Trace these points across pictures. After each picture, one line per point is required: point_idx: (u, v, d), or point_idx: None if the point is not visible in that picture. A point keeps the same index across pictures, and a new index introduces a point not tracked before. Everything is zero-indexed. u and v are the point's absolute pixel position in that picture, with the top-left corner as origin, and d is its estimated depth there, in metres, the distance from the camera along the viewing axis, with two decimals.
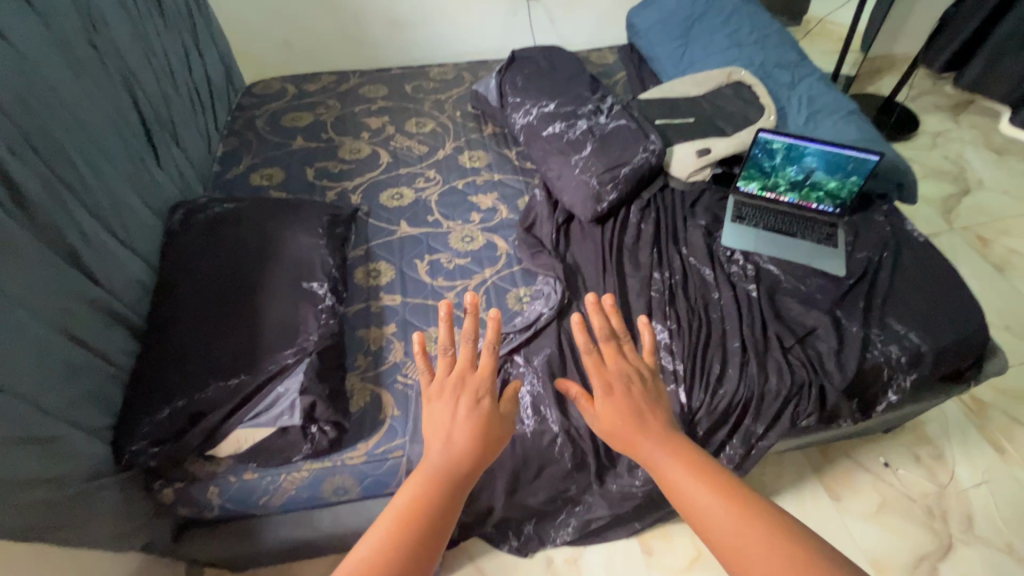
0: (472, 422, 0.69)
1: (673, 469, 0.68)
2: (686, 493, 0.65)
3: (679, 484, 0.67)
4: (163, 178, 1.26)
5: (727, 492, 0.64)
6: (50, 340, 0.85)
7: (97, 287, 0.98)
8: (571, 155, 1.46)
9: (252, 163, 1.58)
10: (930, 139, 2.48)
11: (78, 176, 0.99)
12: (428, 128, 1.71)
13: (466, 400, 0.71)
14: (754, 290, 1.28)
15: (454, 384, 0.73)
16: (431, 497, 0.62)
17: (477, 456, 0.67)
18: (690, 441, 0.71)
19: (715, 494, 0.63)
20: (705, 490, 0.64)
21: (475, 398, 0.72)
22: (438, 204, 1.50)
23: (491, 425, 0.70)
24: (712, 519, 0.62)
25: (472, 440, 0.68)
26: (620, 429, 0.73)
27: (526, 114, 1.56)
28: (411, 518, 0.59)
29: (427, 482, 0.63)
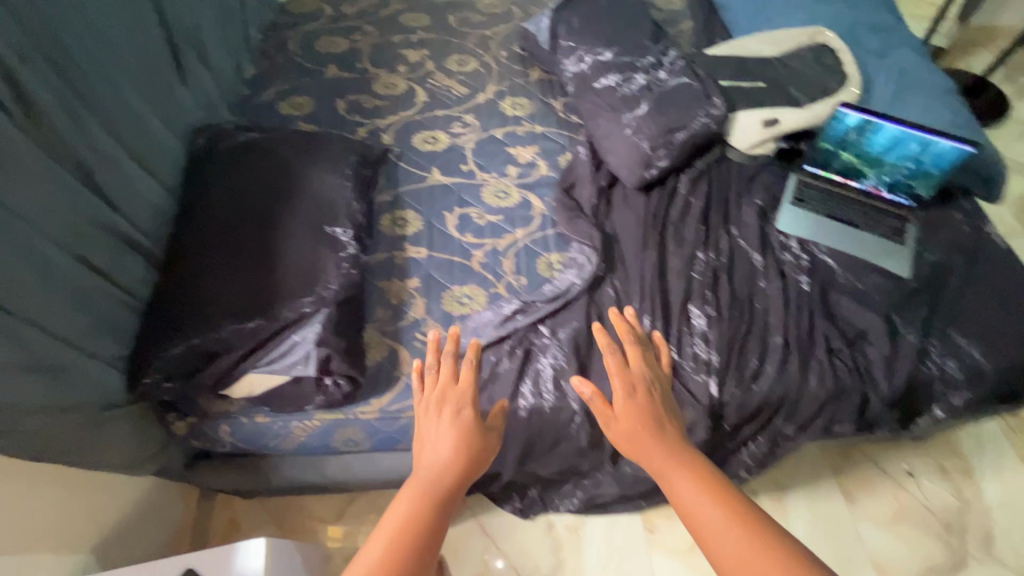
0: (457, 434, 0.79)
1: (673, 469, 0.74)
2: (680, 495, 0.71)
3: (676, 489, 0.72)
4: (187, 98, 1.19)
5: (716, 494, 0.69)
6: (63, 264, 0.81)
7: (114, 212, 0.93)
8: (623, 113, 1.32)
9: (282, 89, 1.48)
10: (1018, 129, 2.23)
11: (96, 89, 0.92)
12: (470, 68, 1.57)
13: (449, 412, 0.81)
14: (806, 282, 1.18)
15: (437, 400, 0.83)
16: (428, 505, 0.70)
17: (462, 470, 0.75)
18: (695, 451, 0.76)
19: (704, 496, 0.69)
20: (694, 490, 0.70)
21: (456, 412, 0.81)
22: (473, 154, 1.40)
23: (477, 440, 0.79)
24: (704, 518, 0.67)
25: (461, 452, 0.77)
26: (634, 429, 0.79)
27: (579, 62, 1.42)
28: (413, 525, 0.68)
29: (423, 489, 0.72)
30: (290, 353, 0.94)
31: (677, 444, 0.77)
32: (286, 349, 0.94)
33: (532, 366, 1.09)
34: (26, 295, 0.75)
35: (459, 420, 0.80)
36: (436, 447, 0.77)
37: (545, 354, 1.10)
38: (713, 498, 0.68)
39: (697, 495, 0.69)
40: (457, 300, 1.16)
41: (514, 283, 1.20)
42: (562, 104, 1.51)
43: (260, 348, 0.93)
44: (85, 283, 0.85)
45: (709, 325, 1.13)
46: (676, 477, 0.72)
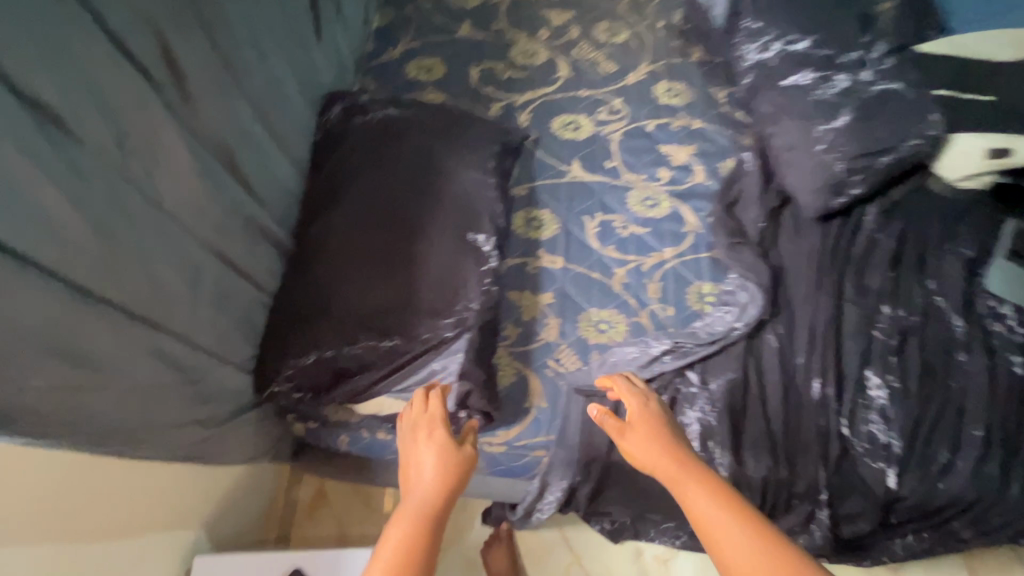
0: (439, 449, 0.71)
1: (686, 491, 0.67)
2: (694, 514, 0.64)
3: (687, 507, 0.66)
4: (321, 59, 1.05)
5: (733, 512, 0.62)
6: (206, 264, 0.73)
7: (253, 198, 0.84)
8: (816, 123, 1.09)
9: (409, 47, 1.32)
10: None
11: (240, 55, 0.80)
12: (621, 39, 1.35)
13: (425, 435, 0.73)
14: (1019, 365, 0.97)
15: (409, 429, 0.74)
16: (423, 530, 0.63)
17: (447, 491, 0.67)
18: (709, 469, 0.69)
19: (721, 512, 0.63)
20: (714, 504, 0.63)
21: (432, 430, 0.73)
22: (619, 148, 1.21)
23: (460, 453, 0.71)
24: (726, 539, 0.60)
25: (450, 470, 0.69)
26: (652, 459, 0.72)
27: (763, 50, 1.18)
28: (409, 551, 0.61)
29: (409, 519, 0.64)
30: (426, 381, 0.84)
31: (684, 458, 0.71)
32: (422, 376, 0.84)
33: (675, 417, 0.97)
34: (174, 306, 0.67)
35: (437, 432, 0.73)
36: (421, 464, 0.70)
37: (693, 404, 0.97)
38: (729, 509, 0.63)
39: (711, 509, 0.63)
40: (595, 326, 1.03)
41: (659, 314, 1.05)
42: (726, 96, 1.28)
43: (395, 371, 0.84)
44: (224, 283, 0.77)
45: (892, 401, 0.96)
46: (688, 493, 0.66)
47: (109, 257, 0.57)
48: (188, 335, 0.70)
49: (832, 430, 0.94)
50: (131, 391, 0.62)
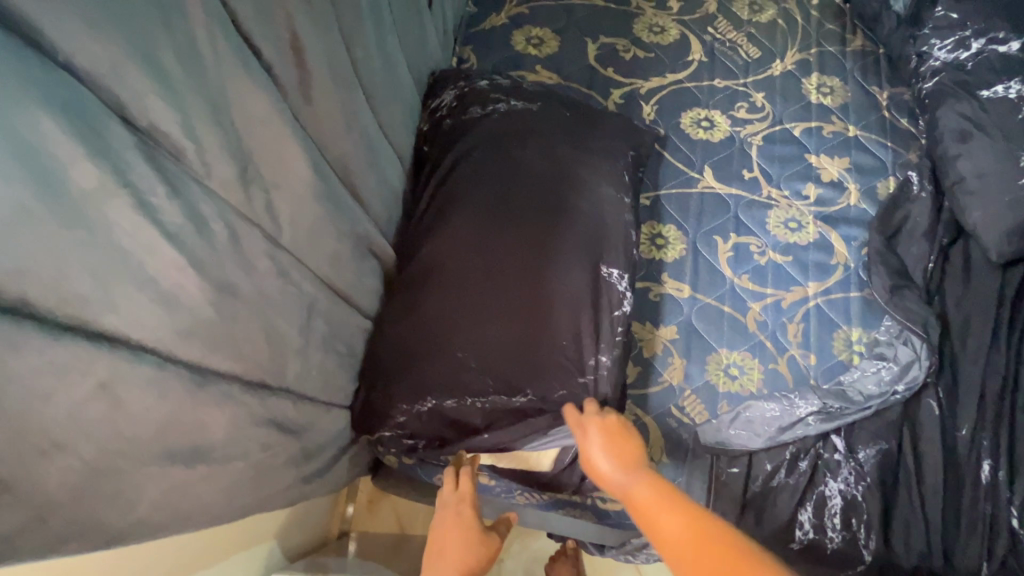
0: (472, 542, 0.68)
1: (638, 499, 0.54)
2: (646, 522, 0.52)
3: (636, 516, 0.54)
4: (430, 29, 0.89)
5: (678, 508, 0.51)
6: (319, 301, 0.61)
7: (363, 211, 0.71)
8: (1020, 148, 0.89)
9: (516, 12, 1.13)
10: None
11: (361, 36, 0.65)
12: (766, 17, 1.14)
13: (448, 522, 0.69)
14: None
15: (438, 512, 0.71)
16: None
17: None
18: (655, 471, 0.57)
19: (665, 511, 0.51)
20: (655, 502, 0.52)
21: (459, 516, 0.70)
22: (759, 154, 1.03)
23: (485, 538, 0.70)
24: (671, 543, 0.48)
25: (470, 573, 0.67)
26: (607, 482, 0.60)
27: (957, 48, 0.98)
28: None
29: None
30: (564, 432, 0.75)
31: (636, 465, 0.60)
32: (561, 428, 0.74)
33: (814, 488, 0.84)
34: (286, 355, 0.55)
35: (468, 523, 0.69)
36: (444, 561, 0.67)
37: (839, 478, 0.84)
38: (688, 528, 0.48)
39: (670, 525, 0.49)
40: (725, 370, 0.90)
41: (800, 362, 0.91)
42: (889, 98, 1.07)
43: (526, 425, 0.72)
44: (334, 316, 0.66)
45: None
46: (648, 513, 0.52)
47: (225, 319, 0.46)
48: (299, 389, 0.59)
49: (1003, 523, 0.81)
50: (242, 469, 0.51)
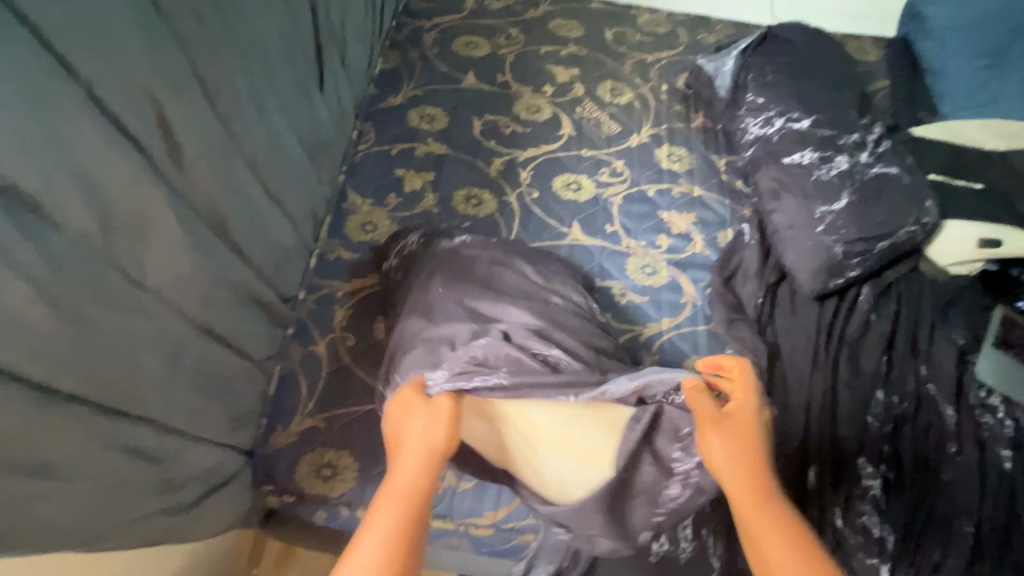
0: (419, 405, 0.72)
1: (778, 515, 0.64)
2: (763, 530, 0.63)
3: (760, 537, 0.63)
4: (322, 110, 1.03)
5: (801, 538, 0.63)
6: (186, 338, 0.69)
7: (241, 261, 0.80)
8: (815, 204, 1.10)
9: (412, 93, 1.31)
10: None
11: (241, 115, 0.78)
12: (625, 99, 1.37)
13: (412, 411, 0.72)
14: (1009, 459, 0.98)
15: (396, 412, 0.73)
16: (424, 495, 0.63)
17: (437, 453, 0.67)
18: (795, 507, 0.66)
19: (790, 543, 0.62)
20: (782, 543, 0.62)
21: (411, 405, 0.72)
22: (620, 211, 1.21)
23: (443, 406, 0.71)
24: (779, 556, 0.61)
25: (440, 420, 0.70)
26: (733, 450, 0.70)
27: (766, 124, 1.21)
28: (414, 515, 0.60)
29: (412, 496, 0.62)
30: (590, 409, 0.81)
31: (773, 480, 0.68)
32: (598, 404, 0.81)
33: None
34: (149, 386, 0.63)
35: (407, 398, 0.74)
36: (400, 434, 0.70)
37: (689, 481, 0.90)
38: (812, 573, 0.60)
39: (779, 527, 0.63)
40: None
41: None
42: (726, 165, 1.29)
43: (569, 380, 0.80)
44: (204, 354, 0.73)
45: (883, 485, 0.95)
46: (764, 528, 0.63)
47: (80, 350, 0.54)
48: (161, 418, 0.65)
49: (829, 523, 0.93)
50: (89, 492, 0.56)
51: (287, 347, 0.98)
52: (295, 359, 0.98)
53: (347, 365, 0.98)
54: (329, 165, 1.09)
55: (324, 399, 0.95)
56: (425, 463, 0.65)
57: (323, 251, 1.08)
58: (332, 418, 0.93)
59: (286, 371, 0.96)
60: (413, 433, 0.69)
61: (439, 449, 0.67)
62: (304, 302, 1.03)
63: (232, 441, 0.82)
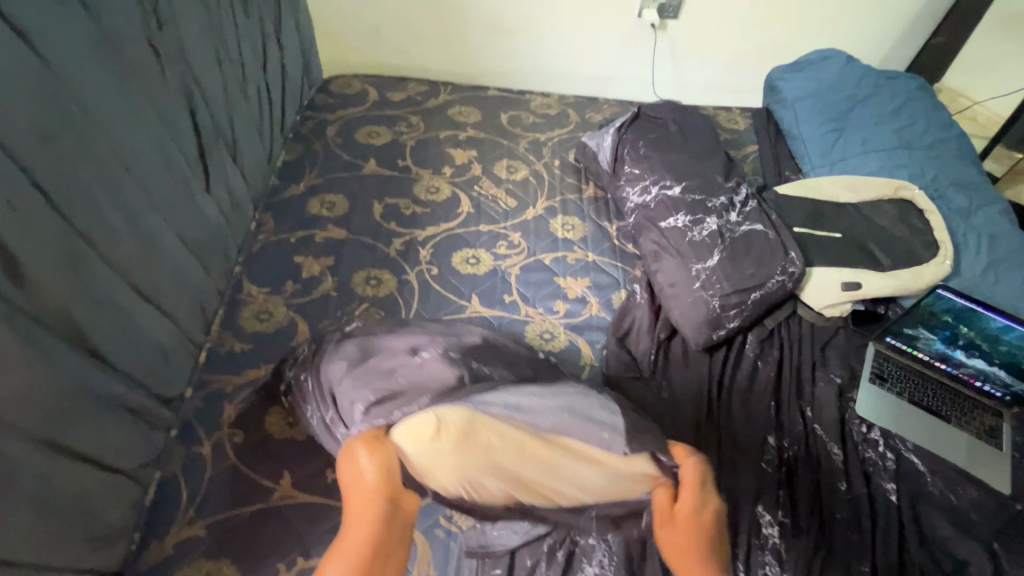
0: (369, 447, 0.81)
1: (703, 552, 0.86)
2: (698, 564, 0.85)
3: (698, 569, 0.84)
4: (209, 207, 1.06)
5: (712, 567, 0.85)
6: (21, 456, 0.66)
7: (103, 368, 0.79)
8: (692, 263, 1.19)
9: (314, 183, 1.36)
10: None
11: (103, 224, 0.79)
12: (520, 176, 1.47)
13: (358, 456, 0.81)
14: (893, 491, 1.03)
15: (347, 455, 0.83)
16: (370, 535, 0.76)
17: (383, 493, 0.79)
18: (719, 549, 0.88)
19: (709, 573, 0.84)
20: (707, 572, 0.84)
21: (361, 451, 0.82)
22: (518, 281, 1.26)
23: (385, 450, 0.82)
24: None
25: (386, 465, 0.81)
26: (687, 501, 0.91)
27: (643, 193, 1.32)
28: (362, 554, 0.74)
29: (362, 534, 0.75)
30: (523, 420, 0.89)
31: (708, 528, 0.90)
32: (530, 409, 0.90)
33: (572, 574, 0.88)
34: None
35: (354, 446, 0.83)
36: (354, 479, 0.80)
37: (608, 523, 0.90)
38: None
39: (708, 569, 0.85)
40: None
41: None
42: (617, 230, 1.38)
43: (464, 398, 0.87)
44: (49, 469, 0.70)
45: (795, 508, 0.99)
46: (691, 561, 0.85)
47: None
48: None
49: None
50: None
51: (169, 450, 0.94)
52: (177, 462, 0.93)
53: (234, 463, 0.94)
54: (220, 258, 1.11)
55: (205, 505, 0.89)
56: (365, 515, 0.77)
57: (214, 345, 1.07)
58: (215, 524, 0.88)
59: (164, 477, 0.91)
60: (359, 477, 0.80)
61: (379, 494, 0.79)
62: (189, 400, 0.99)
63: (91, 563, 0.76)
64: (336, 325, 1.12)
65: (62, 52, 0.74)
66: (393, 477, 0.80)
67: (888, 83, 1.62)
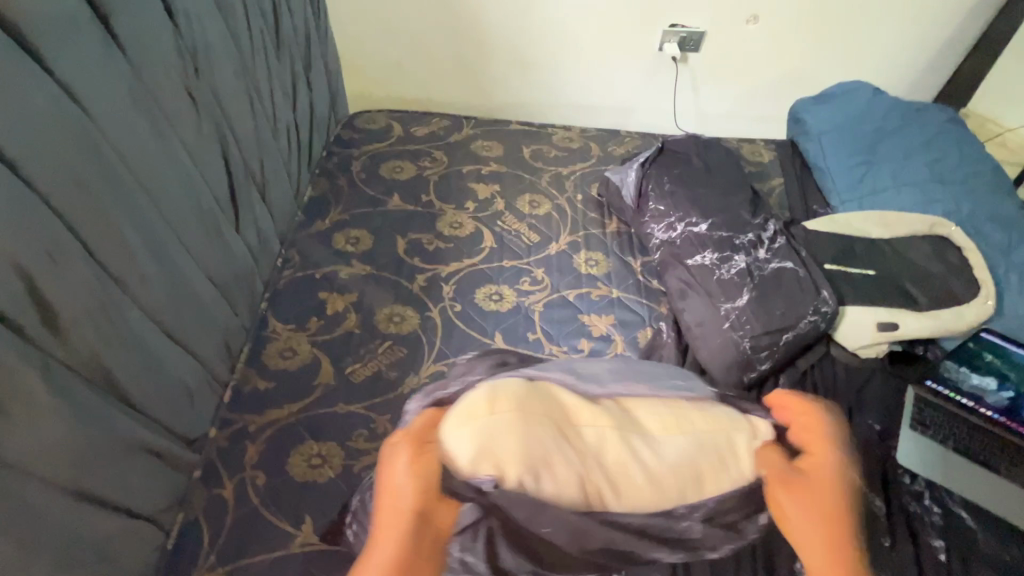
0: (410, 454, 0.84)
1: None
2: None
3: None
4: (237, 245, 1.08)
5: None
6: (46, 506, 0.66)
7: (131, 413, 0.79)
8: (720, 302, 1.16)
9: (340, 218, 1.38)
10: None
11: (137, 269, 0.81)
12: (543, 210, 1.47)
13: (404, 456, 0.84)
14: (941, 549, 0.97)
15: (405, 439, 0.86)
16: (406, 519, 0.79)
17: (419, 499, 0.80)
18: None
19: None
20: None
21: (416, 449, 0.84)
22: (541, 318, 1.24)
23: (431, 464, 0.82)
24: None
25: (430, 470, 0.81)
26: None
27: (669, 229, 1.30)
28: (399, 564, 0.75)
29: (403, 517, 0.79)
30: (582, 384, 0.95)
31: None
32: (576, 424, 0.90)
33: None
34: None
35: (398, 449, 0.85)
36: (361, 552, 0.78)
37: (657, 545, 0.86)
38: None
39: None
40: None
41: None
42: (642, 266, 1.36)
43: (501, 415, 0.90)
44: (73, 519, 0.69)
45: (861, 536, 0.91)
46: None
47: None
48: None
49: None
50: None
51: (191, 492, 0.93)
52: (198, 505, 0.92)
53: (256, 507, 0.92)
54: (246, 295, 1.11)
55: (225, 551, 0.88)
56: (413, 482, 0.81)
57: (238, 383, 1.07)
58: (236, 571, 0.86)
59: (186, 521, 0.90)
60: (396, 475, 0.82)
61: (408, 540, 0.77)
62: (212, 440, 0.99)
63: None
64: (359, 363, 1.12)
65: (106, 105, 0.76)
66: (433, 495, 0.80)
67: (919, 115, 1.59)
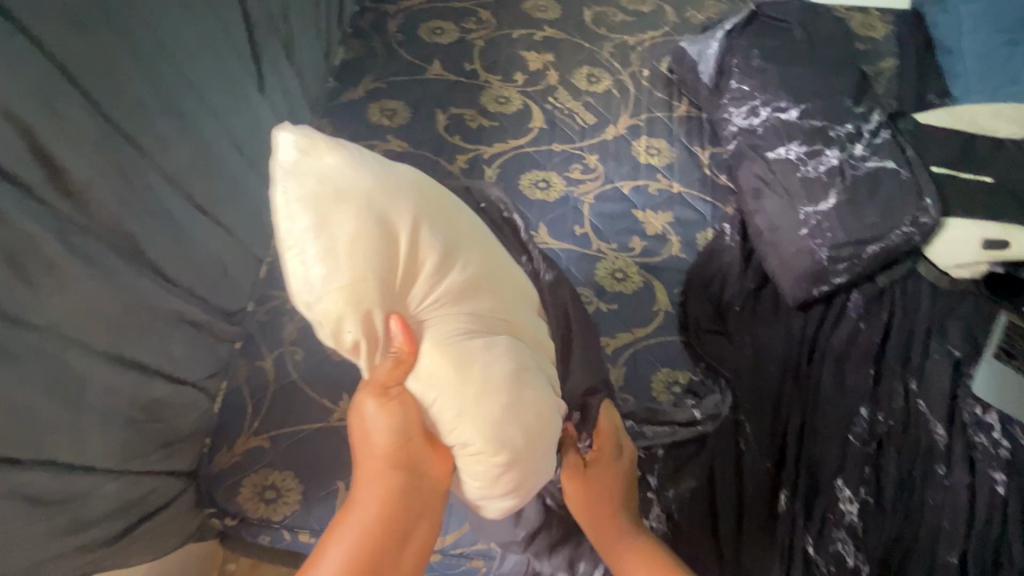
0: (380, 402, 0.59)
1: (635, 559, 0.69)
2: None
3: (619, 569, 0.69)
4: (264, 109, 0.98)
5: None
6: (91, 373, 0.64)
7: (165, 285, 0.76)
8: (800, 205, 1.01)
9: (374, 86, 1.24)
10: None
11: (153, 128, 0.73)
12: (602, 86, 1.28)
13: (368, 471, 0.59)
14: (1002, 484, 0.89)
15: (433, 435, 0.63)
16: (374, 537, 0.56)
17: (380, 494, 0.58)
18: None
19: None
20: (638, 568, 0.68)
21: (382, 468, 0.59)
22: (591, 212, 1.13)
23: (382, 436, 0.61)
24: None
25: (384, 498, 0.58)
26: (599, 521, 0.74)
27: (750, 115, 1.11)
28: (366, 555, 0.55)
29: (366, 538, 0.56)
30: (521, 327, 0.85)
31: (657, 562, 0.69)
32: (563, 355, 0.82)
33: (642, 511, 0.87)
34: (46, 430, 0.59)
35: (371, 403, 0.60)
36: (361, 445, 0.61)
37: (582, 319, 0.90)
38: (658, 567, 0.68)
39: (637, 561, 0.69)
40: (611, 274, 1.07)
41: (668, 315, 1.04)
42: (710, 158, 1.20)
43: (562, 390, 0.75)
44: (113, 386, 0.67)
45: (885, 466, 0.92)
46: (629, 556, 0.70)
47: None
48: (66, 458, 0.62)
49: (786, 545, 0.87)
50: None
51: (234, 362, 0.94)
52: (241, 374, 0.94)
53: (295, 381, 0.93)
54: None
55: (268, 418, 0.91)
56: (376, 490, 0.58)
57: (274, 260, 1.03)
58: (279, 438, 0.89)
59: (231, 389, 0.92)
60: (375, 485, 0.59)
61: (396, 460, 0.58)
62: (252, 314, 0.98)
63: (167, 467, 0.79)
64: None
65: None
66: (397, 461, 0.59)
67: None
